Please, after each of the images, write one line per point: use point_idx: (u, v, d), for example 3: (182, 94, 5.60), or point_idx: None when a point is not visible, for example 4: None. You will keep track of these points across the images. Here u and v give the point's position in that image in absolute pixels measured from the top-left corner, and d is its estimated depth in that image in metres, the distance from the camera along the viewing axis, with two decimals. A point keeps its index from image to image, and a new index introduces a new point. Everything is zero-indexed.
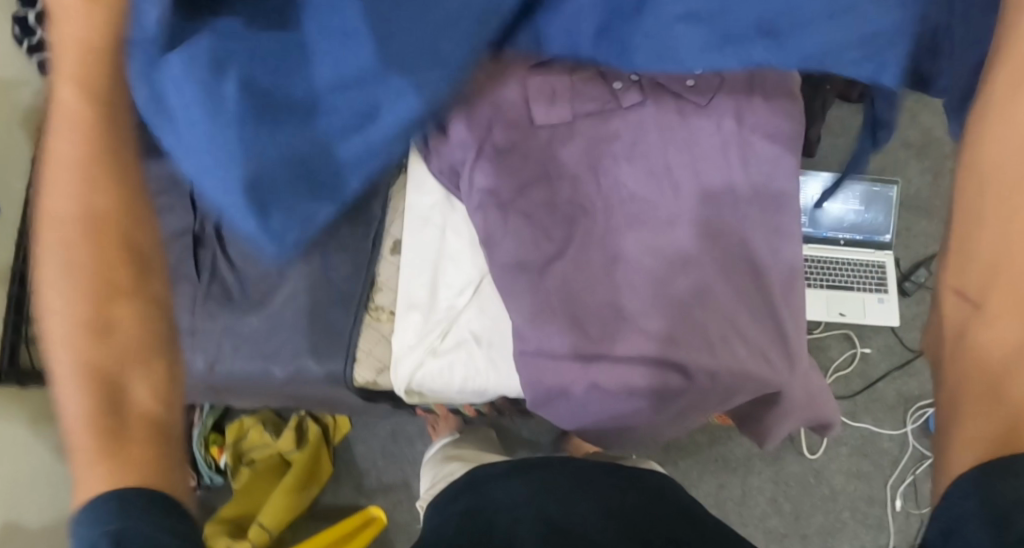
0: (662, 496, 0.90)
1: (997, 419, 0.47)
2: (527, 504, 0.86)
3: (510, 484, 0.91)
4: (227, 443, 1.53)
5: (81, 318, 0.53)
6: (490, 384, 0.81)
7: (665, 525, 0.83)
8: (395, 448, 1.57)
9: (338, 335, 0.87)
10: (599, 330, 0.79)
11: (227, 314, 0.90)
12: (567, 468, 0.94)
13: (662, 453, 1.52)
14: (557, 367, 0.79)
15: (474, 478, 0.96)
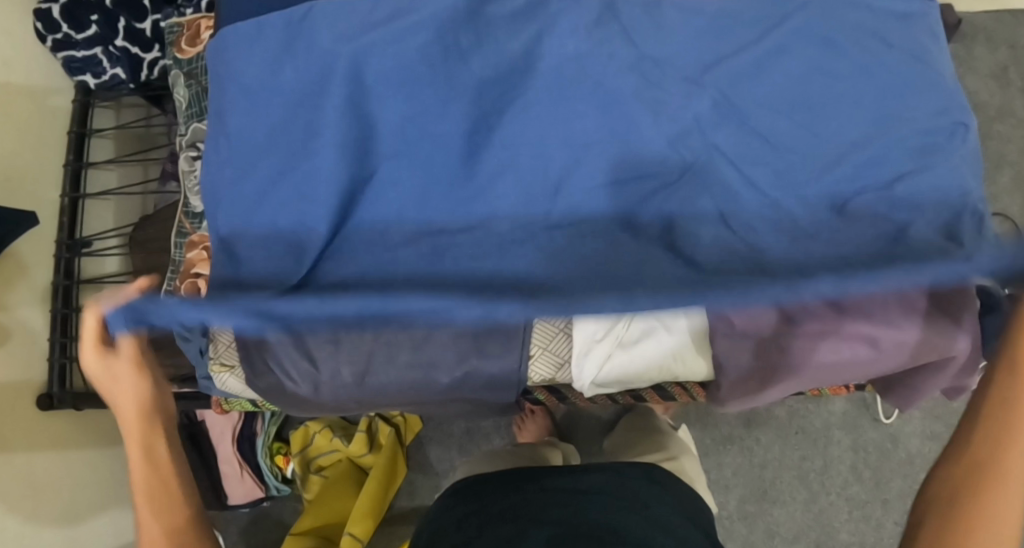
0: (671, 494, 1.07)
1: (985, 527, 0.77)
2: (546, 501, 1.00)
3: (532, 486, 1.05)
4: (294, 451, 1.49)
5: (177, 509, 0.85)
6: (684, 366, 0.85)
7: (664, 522, 1.00)
8: (472, 445, 1.53)
9: (506, 334, 0.83)
10: (806, 314, 0.80)
11: None
12: (588, 473, 1.07)
13: (744, 430, 1.52)
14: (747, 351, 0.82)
15: (507, 476, 1.09)
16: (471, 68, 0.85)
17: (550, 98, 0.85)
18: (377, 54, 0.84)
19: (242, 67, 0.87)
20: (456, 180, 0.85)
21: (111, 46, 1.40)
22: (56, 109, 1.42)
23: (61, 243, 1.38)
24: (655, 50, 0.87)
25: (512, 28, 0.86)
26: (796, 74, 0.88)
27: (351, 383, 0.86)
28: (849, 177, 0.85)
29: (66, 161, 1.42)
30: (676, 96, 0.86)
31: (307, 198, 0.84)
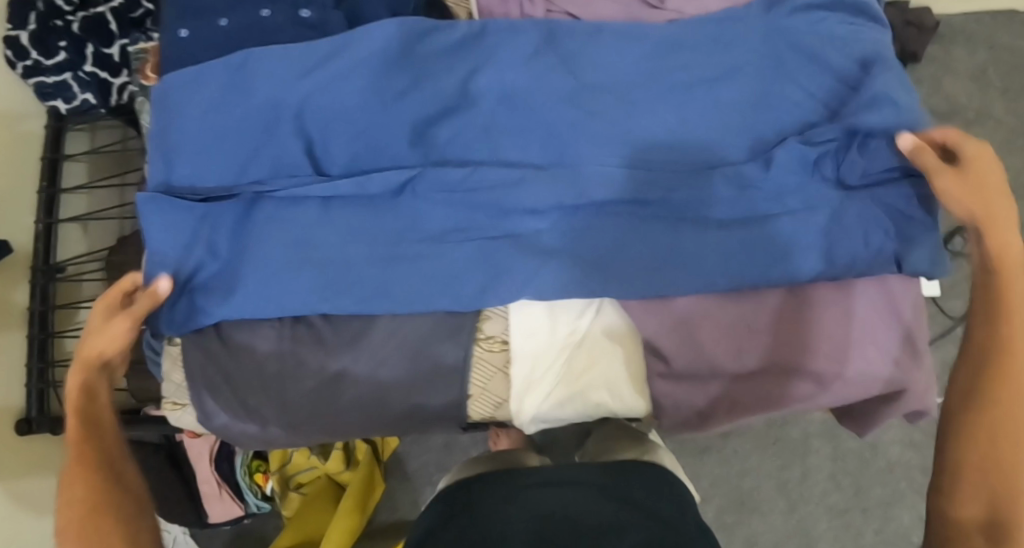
0: (667, 483, 1.00)
1: (979, 488, 0.77)
2: (539, 500, 0.92)
3: (518, 483, 0.96)
4: (272, 468, 1.50)
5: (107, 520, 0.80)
6: (623, 407, 0.81)
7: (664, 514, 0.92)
8: (449, 459, 1.54)
9: (451, 370, 0.81)
10: (746, 353, 0.81)
11: (320, 357, 0.83)
12: (576, 469, 0.99)
13: (721, 440, 1.52)
14: (692, 390, 0.82)
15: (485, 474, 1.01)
16: (412, 101, 0.84)
17: (494, 130, 0.84)
18: (322, 93, 0.84)
19: (186, 103, 0.85)
20: (405, 210, 0.83)
21: (81, 72, 1.40)
22: (29, 135, 1.44)
23: (35, 269, 1.39)
24: (604, 78, 0.86)
25: (448, 62, 0.85)
26: (745, 100, 0.86)
27: (302, 420, 0.84)
28: (798, 194, 0.83)
29: (41, 188, 1.42)
30: (624, 124, 0.84)
31: (251, 242, 0.83)
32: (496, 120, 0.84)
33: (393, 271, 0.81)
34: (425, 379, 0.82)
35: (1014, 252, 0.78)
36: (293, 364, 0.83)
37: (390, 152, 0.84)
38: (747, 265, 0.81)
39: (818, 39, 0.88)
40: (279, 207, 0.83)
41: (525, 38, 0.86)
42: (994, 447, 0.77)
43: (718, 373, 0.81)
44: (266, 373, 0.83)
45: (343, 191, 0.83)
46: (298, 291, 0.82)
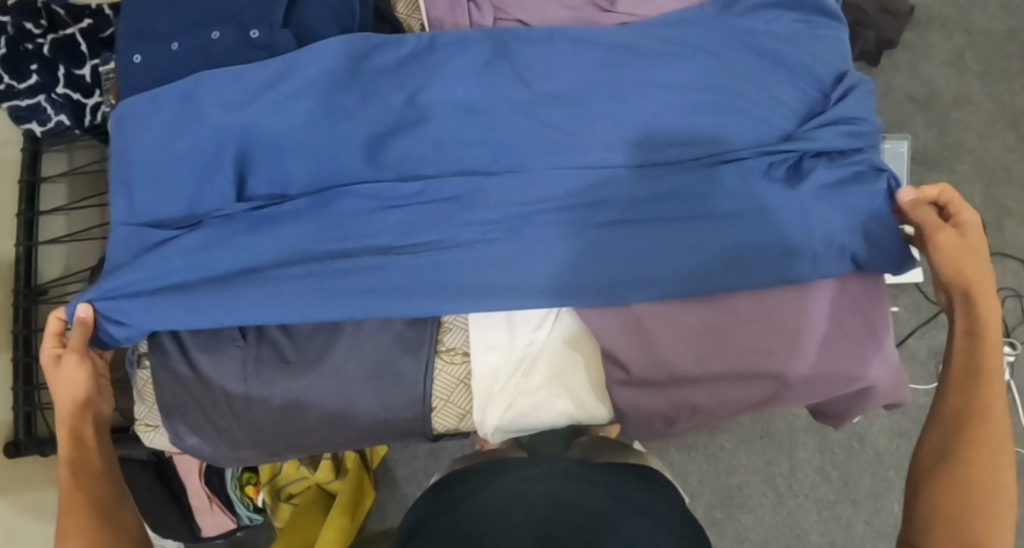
0: (653, 480, 0.99)
1: (962, 495, 0.78)
2: (522, 487, 0.90)
3: (499, 476, 0.94)
4: (262, 481, 1.50)
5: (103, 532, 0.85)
6: (586, 413, 0.81)
7: (647, 503, 0.91)
8: (438, 465, 1.55)
9: (411, 384, 0.82)
10: (705, 361, 0.81)
11: (284, 378, 0.84)
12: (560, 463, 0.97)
13: (708, 436, 1.52)
14: (649, 396, 0.82)
15: (465, 473, 1.00)
16: (362, 118, 0.84)
17: (444, 143, 0.84)
18: (271, 115, 0.85)
19: (144, 130, 0.87)
20: (357, 225, 0.84)
21: (53, 94, 1.40)
22: (5, 160, 1.44)
23: (17, 292, 1.40)
24: (551, 85, 0.86)
25: (395, 77, 0.86)
26: (697, 101, 0.86)
27: (271, 435, 0.86)
28: (769, 193, 0.82)
29: (19, 211, 1.43)
30: (573, 133, 0.84)
31: (214, 265, 0.85)
32: (445, 131, 0.84)
33: (339, 293, 0.81)
34: (385, 393, 0.82)
35: (992, 321, 0.82)
36: (258, 384, 0.85)
37: (341, 170, 0.85)
38: (703, 269, 0.81)
39: (765, 39, 0.88)
40: (236, 230, 0.85)
41: (471, 50, 0.86)
42: (974, 456, 0.79)
43: (677, 378, 0.82)
44: (233, 395, 0.85)
45: (298, 213, 0.85)
46: (258, 314, 0.82)
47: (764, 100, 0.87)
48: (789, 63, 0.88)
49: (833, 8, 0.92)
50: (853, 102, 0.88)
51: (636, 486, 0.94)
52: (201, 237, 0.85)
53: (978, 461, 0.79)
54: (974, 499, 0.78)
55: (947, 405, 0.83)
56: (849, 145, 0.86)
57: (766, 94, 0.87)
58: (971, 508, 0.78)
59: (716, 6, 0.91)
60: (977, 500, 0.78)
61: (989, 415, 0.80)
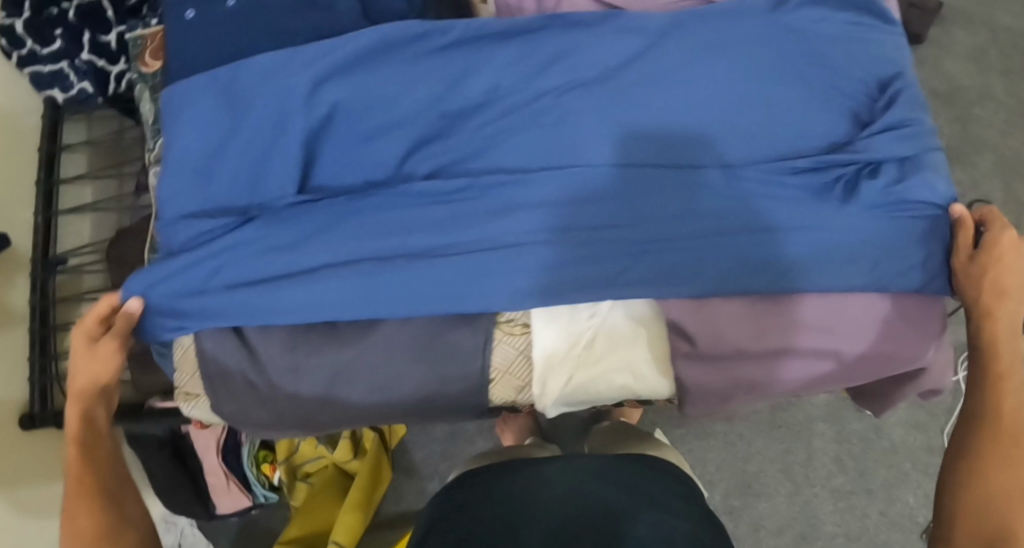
0: (677, 480, 0.99)
1: (990, 491, 0.80)
2: (545, 485, 0.91)
3: (524, 473, 0.95)
4: (279, 459, 1.48)
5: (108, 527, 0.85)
6: (649, 384, 0.82)
7: (669, 499, 0.91)
8: (456, 448, 1.52)
9: (468, 356, 0.80)
10: (767, 336, 0.81)
11: (332, 348, 0.81)
12: (585, 460, 0.97)
13: (726, 424, 1.52)
14: (710, 373, 0.81)
15: (488, 469, 1.00)
16: (409, 108, 0.81)
17: (495, 132, 0.81)
18: (321, 91, 0.81)
19: (186, 107, 0.84)
20: (407, 214, 0.80)
21: (76, 61, 1.38)
22: (24, 129, 1.40)
23: (36, 262, 1.37)
24: (601, 71, 0.82)
25: (442, 58, 0.82)
26: (757, 97, 0.84)
27: (314, 406, 0.83)
28: (809, 209, 0.82)
29: (39, 179, 1.40)
30: (627, 128, 0.82)
31: (261, 250, 0.81)
32: (498, 117, 0.81)
33: (383, 283, 0.79)
34: (445, 363, 0.80)
35: (1000, 332, 0.83)
36: (306, 351, 0.82)
37: (388, 152, 0.82)
38: (774, 264, 0.81)
39: (824, 37, 0.87)
40: (280, 209, 0.82)
41: (511, 41, 0.83)
42: (997, 450, 0.82)
43: (740, 355, 0.81)
44: (278, 366, 0.83)
45: (348, 199, 0.82)
46: (296, 309, 0.80)
47: (828, 93, 0.86)
48: (840, 69, 0.87)
49: (880, 7, 0.91)
50: (901, 107, 0.87)
51: (653, 484, 0.93)
52: (240, 233, 0.82)
53: (1002, 458, 0.81)
54: (1000, 491, 0.79)
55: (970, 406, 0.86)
56: (902, 150, 0.85)
57: (826, 91, 0.86)
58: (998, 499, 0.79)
59: (768, 3, 0.87)
60: (1002, 491, 0.79)
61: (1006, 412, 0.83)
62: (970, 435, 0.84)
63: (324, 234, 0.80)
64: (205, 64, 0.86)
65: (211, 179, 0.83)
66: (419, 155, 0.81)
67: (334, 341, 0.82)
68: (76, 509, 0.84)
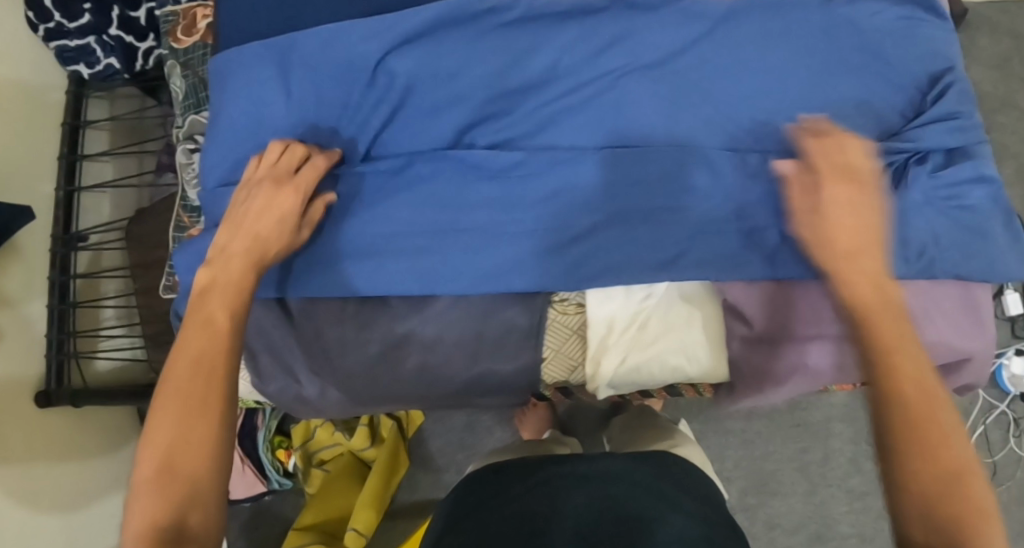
0: (704, 489, 0.95)
1: (953, 496, 0.59)
2: (570, 485, 0.87)
3: (550, 469, 0.91)
4: (295, 445, 1.46)
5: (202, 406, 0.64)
6: (703, 369, 0.81)
7: (701, 511, 0.86)
8: (473, 439, 1.51)
9: (522, 334, 0.80)
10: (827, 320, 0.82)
11: (384, 321, 0.81)
12: (614, 459, 0.94)
13: (745, 422, 1.52)
14: (761, 356, 0.82)
15: (511, 464, 0.96)
16: (468, 83, 0.81)
17: (558, 111, 0.81)
18: (382, 63, 0.81)
19: (240, 75, 0.84)
20: (463, 189, 0.79)
21: (105, 36, 1.36)
22: (47, 104, 1.37)
23: (56, 238, 1.34)
24: (660, 54, 0.82)
25: (502, 34, 0.81)
26: (816, 86, 0.84)
27: (361, 382, 0.82)
28: None
29: (61, 153, 1.37)
30: (687, 110, 0.82)
31: (315, 221, 0.81)
32: (559, 96, 0.81)
33: (443, 257, 0.78)
34: (498, 340, 0.80)
35: (865, 290, 0.68)
36: (355, 323, 0.81)
37: (448, 125, 0.81)
38: None
39: (880, 28, 0.87)
40: (333, 180, 0.80)
41: (572, 21, 0.82)
42: (919, 440, 0.60)
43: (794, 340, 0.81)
44: (328, 338, 0.82)
45: (401, 172, 0.80)
46: (359, 278, 0.79)
47: (885, 84, 0.86)
48: (891, 61, 0.87)
49: (932, 0, 0.90)
50: (952, 99, 0.87)
51: (677, 476, 0.94)
52: None
53: (897, 456, 0.60)
54: (925, 497, 0.59)
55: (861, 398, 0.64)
56: (953, 141, 0.85)
57: (884, 82, 0.86)
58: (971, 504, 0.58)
59: None
60: (923, 497, 0.59)
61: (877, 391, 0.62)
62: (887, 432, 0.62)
63: (378, 206, 0.79)
64: (259, 34, 0.86)
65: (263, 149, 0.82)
66: (477, 131, 0.81)
67: (385, 315, 0.81)
68: (156, 446, 0.62)
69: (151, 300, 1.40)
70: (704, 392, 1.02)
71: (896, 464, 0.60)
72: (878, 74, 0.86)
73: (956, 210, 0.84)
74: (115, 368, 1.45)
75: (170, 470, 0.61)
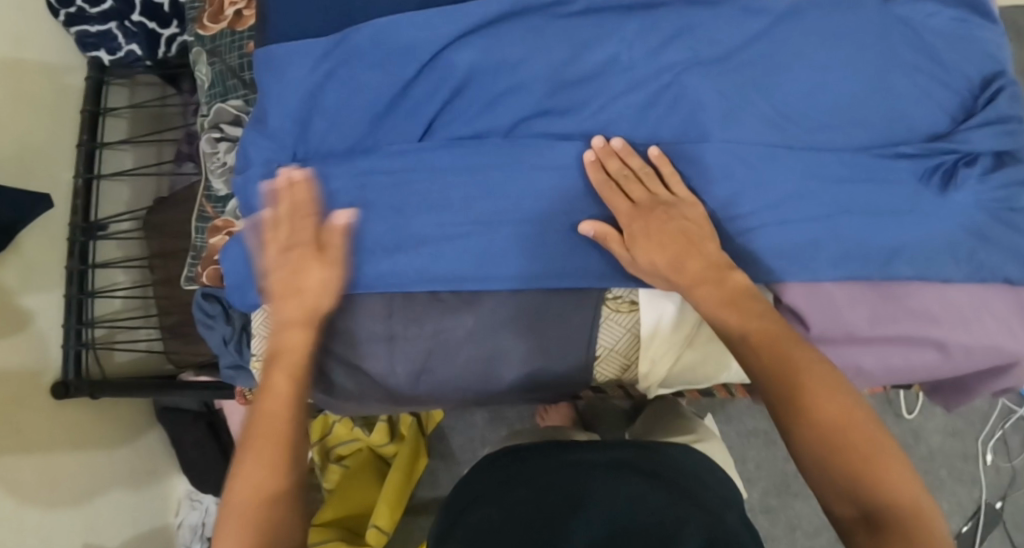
0: (725, 485, 0.90)
1: (843, 451, 0.64)
2: (590, 476, 0.82)
3: (578, 456, 0.87)
4: (313, 440, 1.44)
5: (291, 460, 0.68)
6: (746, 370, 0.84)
7: (724, 511, 0.81)
8: (494, 435, 1.50)
9: (572, 328, 0.80)
10: (882, 322, 0.81)
11: (434, 317, 0.81)
12: (642, 452, 0.89)
13: (766, 421, 1.51)
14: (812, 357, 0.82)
15: (542, 444, 0.93)
16: (524, 75, 0.81)
17: (611, 106, 0.80)
18: (438, 53, 0.81)
19: (292, 59, 0.82)
20: (515, 183, 0.79)
21: (128, 22, 1.33)
22: (68, 91, 1.34)
23: (76, 226, 1.30)
24: (717, 51, 0.81)
25: (558, 28, 0.81)
26: (875, 84, 0.82)
27: (409, 375, 0.82)
28: (919, 201, 0.81)
29: (81, 141, 1.33)
30: (746, 108, 0.80)
31: (364, 213, 0.80)
32: (614, 93, 0.81)
33: (496, 249, 0.79)
34: (547, 338, 0.81)
35: (711, 296, 0.72)
36: (403, 316, 0.82)
37: (499, 118, 0.81)
38: (880, 252, 0.80)
39: (937, 30, 0.85)
40: (386, 169, 0.81)
41: (631, 15, 0.81)
42: (811, 405, 0.65)
43: (851, 340, 0.82)
44: (375, 333, 0.82)
45: (455, 163, 0.80)
46: (394, 266, 0.80)
47: (942, 84, 0.84)
48: (943, 62, 0.85)
49: (984, 3, 0.87)
50: (1004, 102, 0.84)
51: (710, 470, 0.90)
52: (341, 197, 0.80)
53: (804, 422, 0.65)
54: (829, 451, 0.64)
55: (755, 374, 0.68)
56: (1001, 145, 0.83)
57: (941, 82, 0.84)
58: (867, 448, 0.64)
59: None
60: (828, 451, 0.64)
61: (781, 369, 0.67)
62: (781, 410, 0.66)
63: (430, 197, 0.80)
64: (307, 25, 0.84)
65: (314, 135, 0.83)
66: (527, 126, 0.81)
67: (434, 308, 0.81)
68: (244, 503, 0.65)
69: (172, 291, 1.38)
70: (738, 393, 1.01)
71: (810, 431, 0.65)
72: (933, 75, 0.84)
73: (1005, 212, 0.82)
74: (134, 358, 1.42)
75: (252, 526, 0.64)
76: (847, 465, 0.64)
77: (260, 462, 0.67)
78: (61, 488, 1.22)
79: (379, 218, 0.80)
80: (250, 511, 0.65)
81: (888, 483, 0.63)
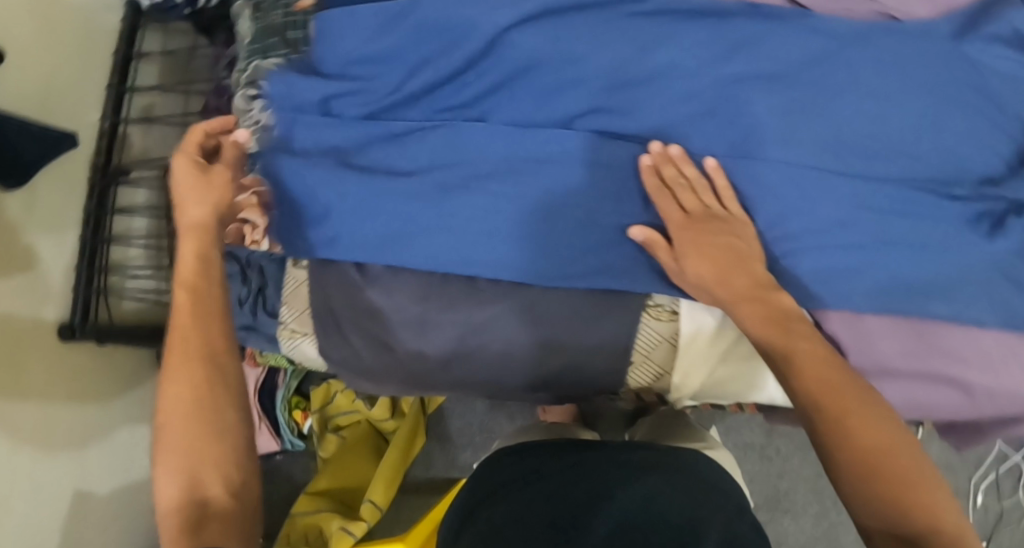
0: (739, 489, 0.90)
1: (882, 473, 0.64)
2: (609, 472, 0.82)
3: (596, 454, 0.87)
4: (313, 407, 1.43)
5: (203, 394, 0.69)
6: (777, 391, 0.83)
7: (740, 515, 0.81)
8: (494, 424, 1.49)
9: (608, 330, 0.80)
10: (912, 358, 0.82)
11: (469, 304, 0.80)
12: (659, 454, 0.89)
13: (764, 438, 1.52)
14: None
15: (559, 443, 0.93)
16: (586, 70, 0.79)
17: (669, 111, 0.80)
18: (499, 37, 0.80)
19: (350, 25, 0.81)
20: (563, 178, 0.79)
21: None
22: (100, 32, 1.31)
23: (96, 168, 1.29)
24: (783, 68, 0.80)
25: (627, 28, 0.80)
26: (935, 120, 0.82)
27: (437, 359, 0.82)
28: (963, 244, 0.80)
29: (110, 83, 1.31)
30: (803, 127, 0.79)
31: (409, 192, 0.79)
32: (675, 99, 0.80)
33: (539, 242, 0.78)
34: (581, 336, 0.80)
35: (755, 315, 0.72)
36: (440, 301, 0.81)
37: (553, 110, 0.80)
38: (918, 287, 0.80)
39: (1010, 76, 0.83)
40: (432, 148, 0.80)
41: (701, 22, 0.80)
42: (850, 424, 0.65)
43: (879, 372, 0.82)
44: (408, 315, 0.81)
45: (506, 151, 0.79)
46: (432, 249, 0.79)
47: (1002, 130, 0.84)
48: (1006, 109, 0.84)
49: None
50: None
51: (725, 479, 0.90)
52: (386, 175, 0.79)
53: (843, 440, 0.65)
54: (868, 471, 0.64)
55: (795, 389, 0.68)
56: None
57: (1001, 128, 0.83)
58: (906, 473, 0.64)
59: (953, 30, 0.84)
60: (867, 471, 0.64)
61: (820, 386, 0.67)
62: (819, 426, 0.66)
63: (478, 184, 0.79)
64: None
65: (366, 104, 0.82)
66: (583, 121, 0.80)
67: (469, 298, 0.80)
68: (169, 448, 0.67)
69: None
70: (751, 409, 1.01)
71: (848, 449, 0.65)
72: (994, 120, 0.83)
73: None
74: (141, 307, 1.41)
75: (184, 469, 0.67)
76: (885, 489, 0.63)
77: (178, 404, 0.69)
78: (59, 427, 1.22)
79: (426, 199, 0.79)
80: (178, 455, 0.67)
81: (926, 511, 0.62)
